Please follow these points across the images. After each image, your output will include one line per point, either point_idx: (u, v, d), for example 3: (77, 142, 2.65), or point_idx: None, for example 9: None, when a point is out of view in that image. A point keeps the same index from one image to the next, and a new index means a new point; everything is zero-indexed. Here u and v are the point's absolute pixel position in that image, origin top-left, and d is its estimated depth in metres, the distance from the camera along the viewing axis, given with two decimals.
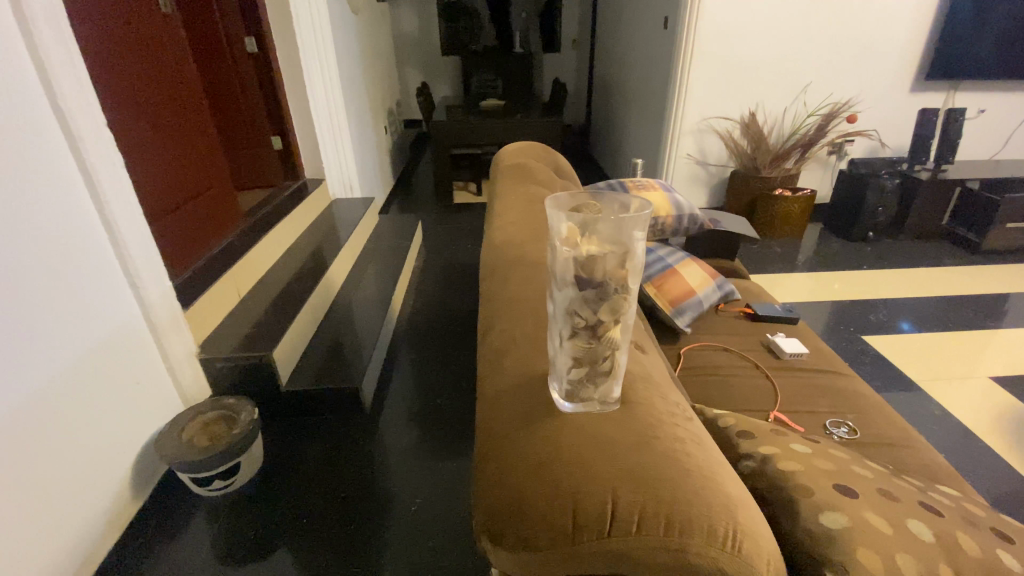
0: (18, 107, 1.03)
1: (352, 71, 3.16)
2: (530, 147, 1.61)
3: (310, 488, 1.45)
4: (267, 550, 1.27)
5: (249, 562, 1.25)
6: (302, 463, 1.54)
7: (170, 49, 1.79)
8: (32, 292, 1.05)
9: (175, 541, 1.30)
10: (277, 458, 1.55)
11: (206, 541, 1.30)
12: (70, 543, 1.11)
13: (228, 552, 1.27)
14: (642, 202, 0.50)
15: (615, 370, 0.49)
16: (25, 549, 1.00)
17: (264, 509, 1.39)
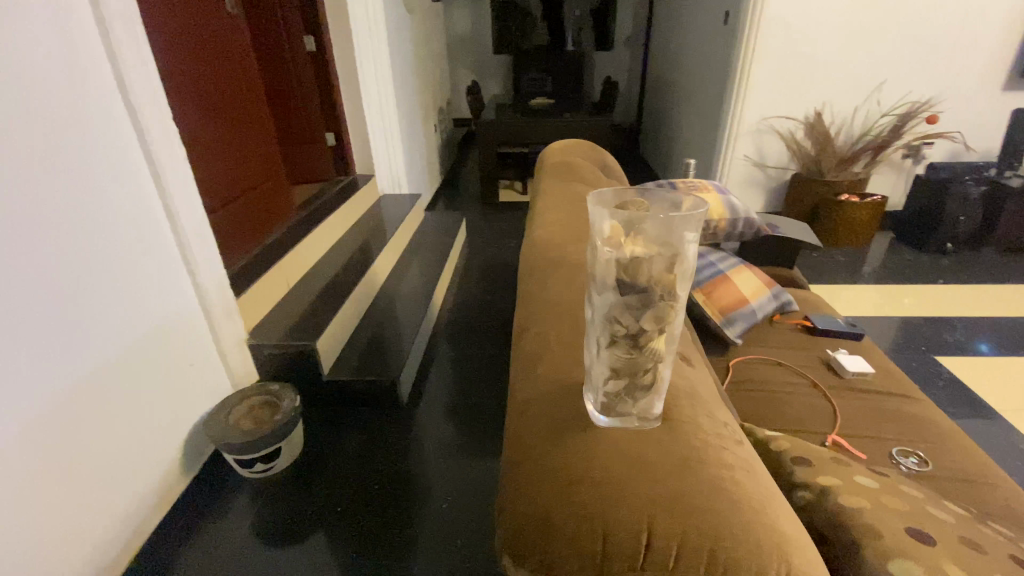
0: (89, 98, 1.08)
1: (404, 69, 3.20)
2: (577, 144, 1.57)
3: (346, 477, 1.47)
4: (303, 535, 1.30)
5: (288, 543, 1.28)
6: (341, 451, 1.57)
7: (234, 48, 1.87)
8: (103, 271, 1.11)
9: (220, 520, 1.35)
10: (317, 444, 1.59)
11: (248, 522, 1.34)
12: (126, 516, 1.17)
13: (269, 534, 1.31)
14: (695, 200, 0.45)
15: (658, 384, 0.45)
16: (86, 519, 1.06)
17: (303, 494, 1.42)
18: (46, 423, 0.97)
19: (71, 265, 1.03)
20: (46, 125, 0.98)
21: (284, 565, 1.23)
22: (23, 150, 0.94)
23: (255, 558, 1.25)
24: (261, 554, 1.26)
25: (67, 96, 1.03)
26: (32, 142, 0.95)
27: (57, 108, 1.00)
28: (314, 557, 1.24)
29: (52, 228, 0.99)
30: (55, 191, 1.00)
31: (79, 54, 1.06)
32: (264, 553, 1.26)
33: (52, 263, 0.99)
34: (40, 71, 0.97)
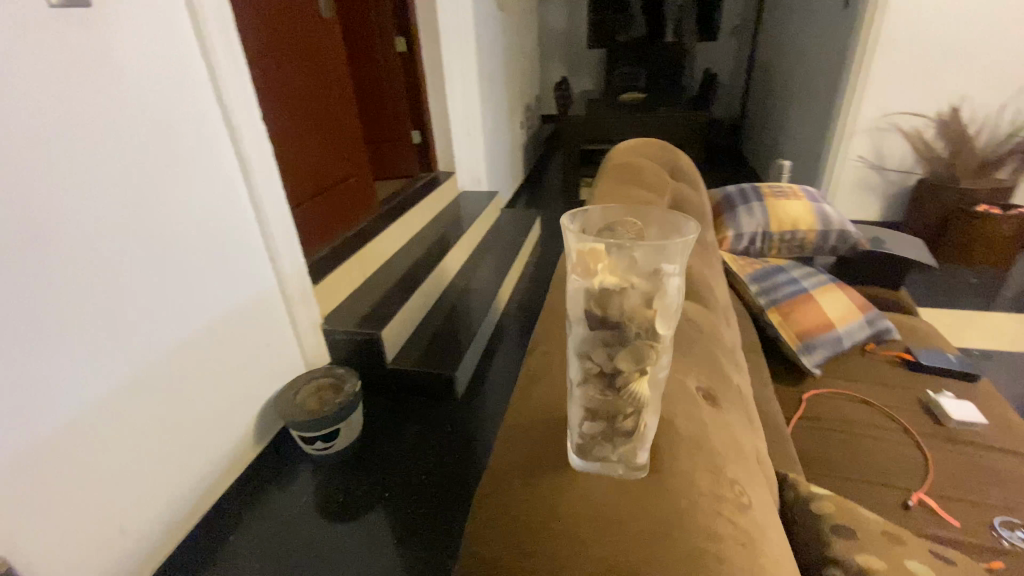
0: (183, 98, 1.18)
1: (492, 66, 3.23)
2: (648, 144, 1.48)
3: (402, 463, 1.52)
4: (361, 513, 1.37)
5: (346, 519, 1.35)
6: (400, 437, 1.62)
7: (327, 53, 2.00)
8: (191, 255, 1.22)
9: (284, 491, 1.45)
10: (377, 428, 1.66)
11: (309, 497, 1.43)
12: (197, 475, 1.29)
13: (329, 511, 1.38)
14: (686, 223, 0.39)
15: (641, 433, 0.39)
16: (163, 474, 1.18)
17: (363, 473, 1.50)
18: (126, 394, 1.08)
19: (155, 252, 1.12)
20: (140, 122, 1.07)
21: (344, 540, 1.30)
22: (118, 145, 1.02)
23: (319, 528, 1.34)
24: (329, 528, 1.34)
25: (162, 96, 1.12)
26: (128, 138, 1.04)
27: (151, 107, 1.10)
28: (372, 534, 1.31)
29: (139, 217, 1.08)
30: (145, 183, 1.09)
31: (179, 56, 1.16)
32: (326, 528, 1.33)
33: (139, 250, 1.08)
34: (139, 74, 1.07)
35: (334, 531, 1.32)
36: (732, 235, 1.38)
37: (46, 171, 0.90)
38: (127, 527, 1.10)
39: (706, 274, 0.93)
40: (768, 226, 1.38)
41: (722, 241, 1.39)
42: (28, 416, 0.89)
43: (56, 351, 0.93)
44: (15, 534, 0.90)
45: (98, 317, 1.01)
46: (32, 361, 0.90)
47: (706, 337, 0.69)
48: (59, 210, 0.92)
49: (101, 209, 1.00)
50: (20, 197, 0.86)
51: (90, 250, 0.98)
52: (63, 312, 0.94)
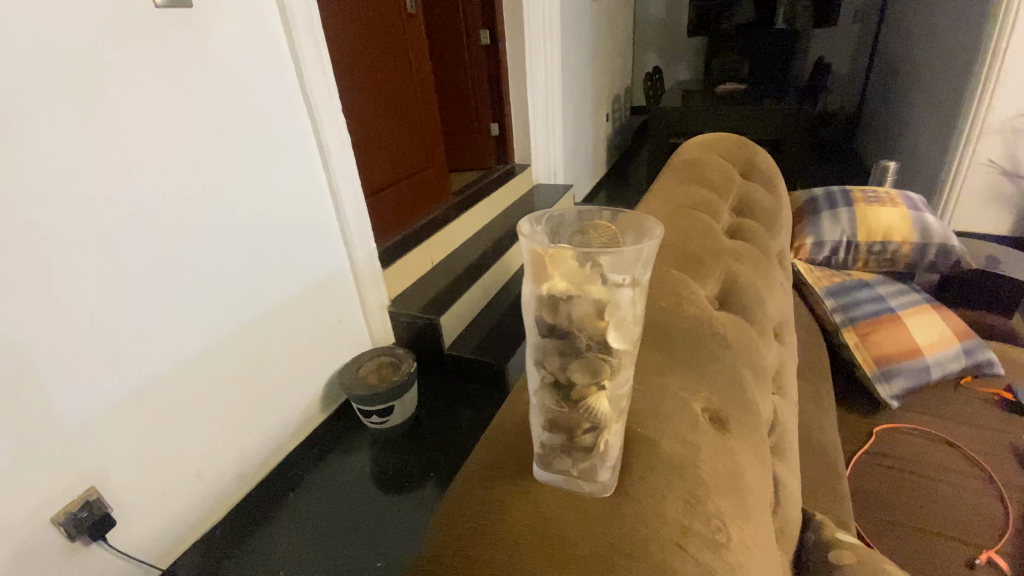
0: (269, 87, 1.23)
1: (579, 56, 3.16)
2: (723, 139, 1.37)
3: (455, 443, 1.56)
4: (416, 485, 1.44)
5: (402, 491, 1.42)
6: (454, 420, 1.66)
7: (409, 47, 2.08)
8: (270, 235, 1.30)
9: (345, 457, 1.55)
10: (432, 409, 1.71)
11: (368, 467, 1.51)
12: (262, 439, 1.38)
13: (387, 483, 1.45)
14: (648, 222, 0.37)
15: (602, 450, 0.37)
16: (231, 433, 1.28)
17: (417, 448, 1.56)
18: (203, 359, 1.18)
19: (235, 230, 1.20)
20: (227, 109, 1.14)
21: (401, 508, 1.37)
22: (206, 131, 1.10)
23: (371, 493, 1.43)
24: (386, 497, 1.41)
25: (247, 84, 1.18)
26: (214, 124, 1.12)
27: (238, 94, 1.16)
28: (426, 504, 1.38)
29: (223, 198, 1.16)
30: (230, 165, 1.16)
31: (266, 50, 1.21)
32: (384, 497, 1.41)
33: (221, 228, 1.17)
34: (227, 64, 1.13)
35: (388, 500, 1.39)
36: (812, 242, 1.23)
37: (144, 153, 1.00)
38: (201, 473, 1.22)
39: (760, 286, 0.84)
40: (856, 235, 1.21)
41: (799, 249, 1.24)
42: (118, 373, 1.02)
43: (144, 317, 1.04)
44: (107, 470, 1.03)
45: (183, 289, 1.11)
46: (124, 324, 1.01)
47: (735, 354, 0.63)
48: (149, 193, 1.02)
49: (187, 191, 1.08)
50: (119, 181, 0.97)
51: (176, 228, 1.07)
52: (152, 284, 1.05)
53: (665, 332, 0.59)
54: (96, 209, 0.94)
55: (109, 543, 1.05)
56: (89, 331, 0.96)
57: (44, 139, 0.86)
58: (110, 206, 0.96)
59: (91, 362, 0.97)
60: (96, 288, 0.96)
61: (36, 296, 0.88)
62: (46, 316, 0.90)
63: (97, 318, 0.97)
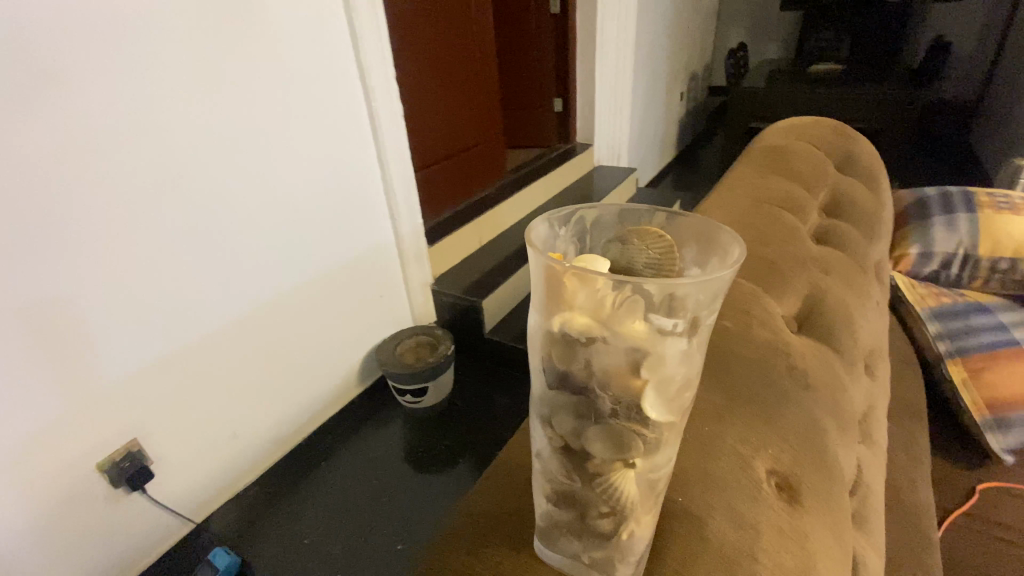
0: (324, 35, 1.07)
1: (656, 28, 2.92)
2: (816, 124, 1.18)
3: (491, 427, 1.42)
4: (446, 466, 1.31)
5: (431, 472, 1.30)
6: (493, 404, 1.50)
7: (473, 13, 1.97)
8: (317, 201, 1.16)
9: (376, 433, 1.42)
10: (470, 391, 1.55)
11: (399, 443, 1.39)
12: (295, 417, 1.28)
13: (416, 460, 1.34)
14: (720, 239, 0.26)
15: (625, 542, 0.27)
16: (262, 409, 1.19)
17: (450, 429, 1.42)
18: (240, 327, 1.08)
19: (272, 195, 1.06)
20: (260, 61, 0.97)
21: (429, 490, 1.25)
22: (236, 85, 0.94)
23: (397, 474, 1.30)
24: (413, 477, 1.29)
25: (300, 29, 1.02)
26: (244, 79, 0.96)
27: (274, 43, 0.99)
28: (456, 488, 1.25)
29: (256, 162, 1.01)
30: (264, 124, 1.01)
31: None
32: (411, 476, 1.29)
33: (254, 196, 1.02)
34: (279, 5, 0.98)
35: (415, 480, 1.28)
36: (917, 253, 1.04)
37: (185, 97, 0.88)
38: (237, 435, 1.15)
39: (853, 305, 0.69)
40: (976, 248, 1.00)
41: (899, 260, 1.06)
42: (154, 338, 0.94)
43: (183, 279, 0.95)
44: (145, 428, 0.97)
45: (220, 260, 1.00)
46: (158, 285, 0.92)
47: (816, 397, 0.50)
48: (168, 155, 0.88)
49: (230, 145, 0.96)
50: (158, 132, 0.86)
51: (202, 195, 0.94)
52: (174, 257, 0.93)
53: (727, 364, 0.47)
54: (134, 162, 0.84)
55: (148, 494, 1.02)
56: (125, 285, 0.88)
57: (69, 88, 0.75)
58: (151, 157, 0.86)
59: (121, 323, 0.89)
60: (132, 239, 0.87)
61: (72, 255, 0.81)
62: (80, 275, 0.82)
63: (132, 272, 0.88)
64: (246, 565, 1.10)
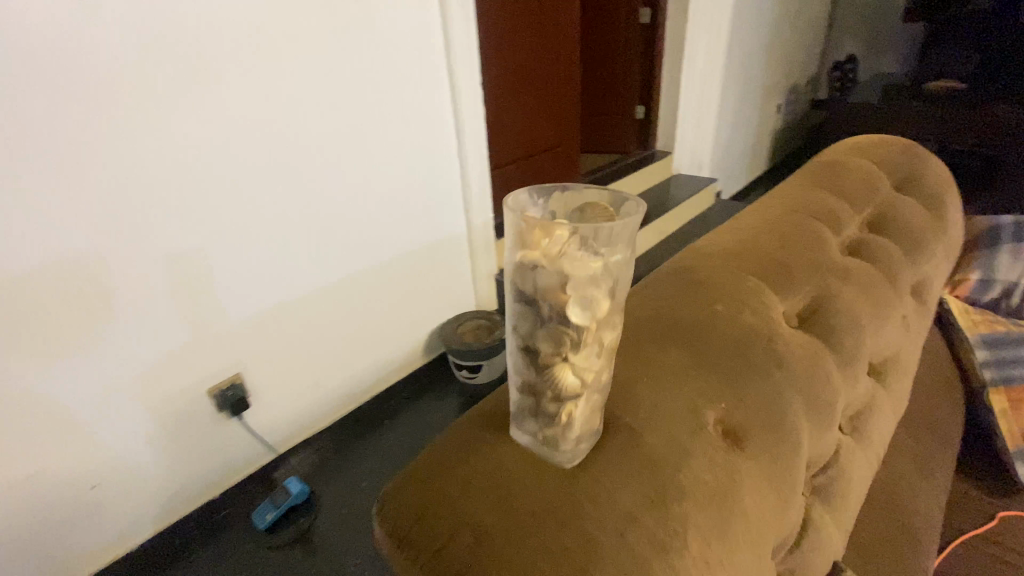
0: (420, 49, 1.23)
1: (760, 35, 2.78)
2: (887, 141, 1.16)
3: None
4: None
5: None
6: None
7: (560, 25, 2.10)
8: (400, 191, 1.32)
9: (434, 403, 1.57)
10: None
11: (453, 412, 1.54)
12: (367, 376, 1.47)
13: None
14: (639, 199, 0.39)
15: (565, 421, 0.38)
16: (338, 365, 1.38)
17: None
18: (328, 293, 1.27)
19: (291, 187, 1.11)
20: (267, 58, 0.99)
21: None
22: (250, 83, 0.99)
23: None
24: None
25: (401, 44, 1.19)
26: (259, 74, 0.99)
27: (294, 42, 1.02)
28: None
29: (273, 156, 1.06)
30: (362, 123, 1.18)
31: (419, 19, 1.20)
32: None
33: (272, 187, 1.08)
34: (388, 24, 1.15)
35: None
36: (977, 279, 1.01)
37: (304, 98, 1.07)
38: (318, 383, 1.35)
39: (865, 314, 0.73)
40: None
41: (957, 285, 1.03)
42: (260, 293, 1.15)
43: (286, 247, 1.15)
44: (247, 365, 1.18)
45: (316, 234, 1.19)
46: (267, 250, 1.12)
47: (790, 377, 0.57)
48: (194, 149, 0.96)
49: (334, 139, 1.14)
50: (281, 125, 1.05)
51: (226, 185, 1.01)
52: (281, 228, 1.13)
53: (707, 339, 0.56)
54: (261, 148, 1.04)
55: (244, 422, 1.23)
56: (245, 247, 1.08)
57: (222, 88, 0.96)
58: (274, 146, 1.05)
59: (237, 277, 1.10)
60: (253, 211, 1.07)
61: (209, 217, 1.01)
62: (213, 235, 1.03)
63: (249, 237, 1.08)
64: (314, 495, 1.29)
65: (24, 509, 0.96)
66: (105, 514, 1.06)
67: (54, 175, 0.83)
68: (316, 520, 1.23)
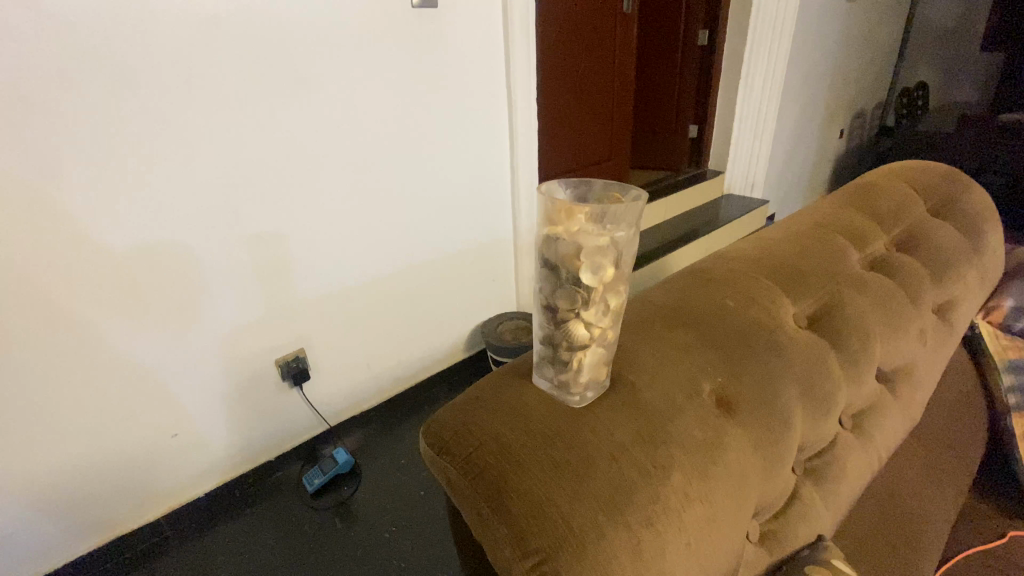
0: (481, 66, 1.36)
1: (824, 58, 2.75)
2: (933, 165, 1.17)
3: None
4: None
5: None
6: None
7: (616, 45, 2.20)
8: (454, 194, 1.45)
9: None
10: None
11: None
12: (414, 362, 1.59)
13: None
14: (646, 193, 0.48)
15: (576, 366, 0.48)
16: (388, 349, 1.51)
17: None
18: (385, 281, 1.41)
19: (356, 180, 1.25)
20: (342, 66, 1.14)
21: None
22: (328, 90, 1.14)
23: None
24: None
25: (465, 61, 1.32)
26: (336, 81, 1.14)
27: (372, 59, 1.17)
28: None
29: (344, 154, 1.21)
30: (424, 130, 1.32)
31: (482, 40, 1.34)
32: None
33: (340, 180, 1.23)
34: (454, 45, 1.29)
35: None
36: (1012, 306, 1.01)
37: (377, 106, 1.22)
38: (370, 364, 1.48)
39: (877, 323, 0.78)
40: None
41: (990, 311, 1.03)
42: (328, 276, 1.30)
43: (352, 237, 1.30)
44: (310, 340, 1.33)
45: (378, 227, 1.33)
46: (337, 238, 1.27)
47: (788, 365, 0.63)
48: (279, 145, 1.12)
49: (399, 143, 1.29)
50: (356, 130, 1.21)
51: (305, 179, 1.17)
52: (350, 219, 1.28)
53: (712, 325, 0.63)
54: (338, 148, 1.20)
55: (303, 392, 1.38)
56: (319, 234, 1.24)
57: (311, 97, 1.12)
58: (349, 147, 1.21)
59: (310, 260, 1.25)
60: (327, 203, 1.23)
61: (291, 206, 1.18)
62: (294, 222, 1.20)
63: (322, 226, 1.24)
64: (358, 467, 1.42)
65: (117, 449, 1.12)
66: (184, 459, 1.23)
67: (174, 164, 1.00)
68: (358, 491, 1.35)
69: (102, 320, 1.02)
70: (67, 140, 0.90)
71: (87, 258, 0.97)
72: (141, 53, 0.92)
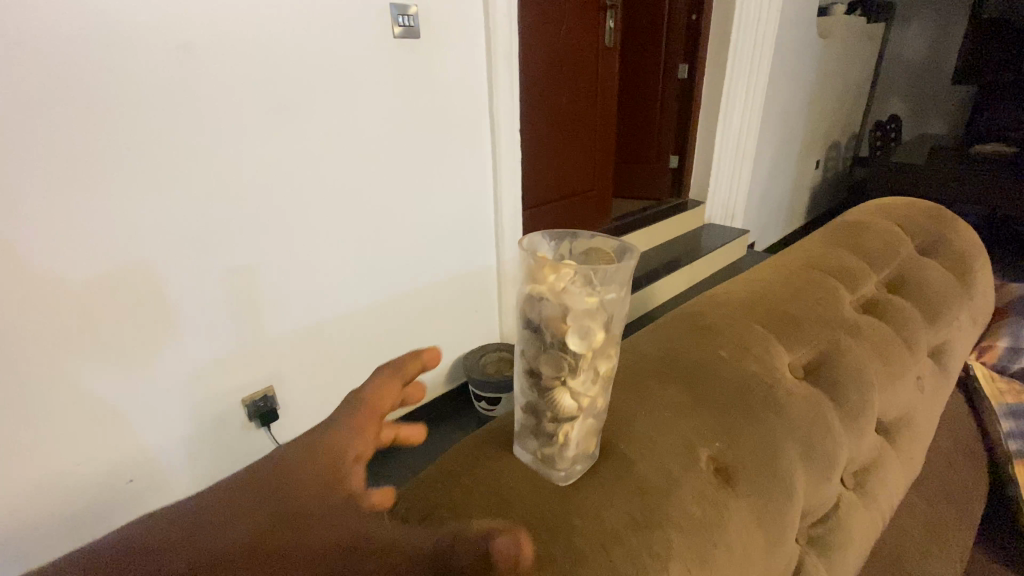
0: (464, 97, 1.34)
1: (800, 93, 2.82)
2: (915, 203, 1.15)
3: None
4: None
5: None
6: None
7: (599, 76, 2.21)
8: (437, 224, 1.41)
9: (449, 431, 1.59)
10: None
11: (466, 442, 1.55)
12: None
13: None
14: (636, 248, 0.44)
15: (562, 440, 0.43)
16: None
17: None
18: (364, 315, 1.35)
19: (339, 211, 1.20)
20: (327, 96, 1.10)
21: None
22: (309, 118, 1.09)
23: None
24: None
25: (449, 92, 1.30)
26: (319, 111, 1.10)
27: (356, 88, 1.14)
28: None
29: (324, 184, 1.16)
30: (408, 160, 1.28)
31: (465, 71, 1.31)
32: None
33: (319, 210, 1.17)
34: (438, 76, 1.26)
35: None
36: (1005, 346, 1.00)
37: (360, 136, 1.18)
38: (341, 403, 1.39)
39: (873, 373, 0.74)
40: None
41: (983, 351, 1.02)
42: (302, 311, 1.23)
43: (329, 270, 1.24)
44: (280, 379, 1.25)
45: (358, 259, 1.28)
46: (313, 271, 1.21)
47: (788, 424, 0.59)
48: (255, 175, 1.06)
49: (382, 173, 1.24)
50: (337, 159, 1.16)
51: (282, 209, 1.12)
52: (328, 252, 1.22)
53: (708, 380, 0.59)
54: (319, 179, 1.15)
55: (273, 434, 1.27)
56: (295, 266, 1.18)
57: (291, 126, 1.08)
58: (330, 177, 1.16)
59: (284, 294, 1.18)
60: (305, 234, 1.17)
61: (265, 238, 1.12)
62: (267, 254, 1.13)
63: (299, 258, 1.18)
64: None
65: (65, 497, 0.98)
66: (141, 507, 1.08)
67: (140, 195, 0.94)
68: None
69: (53, 361, 0.92)
70: (21, 167, 0.82)
71: (37, 291, 0.87)
72: (111, 79, 0.86)
